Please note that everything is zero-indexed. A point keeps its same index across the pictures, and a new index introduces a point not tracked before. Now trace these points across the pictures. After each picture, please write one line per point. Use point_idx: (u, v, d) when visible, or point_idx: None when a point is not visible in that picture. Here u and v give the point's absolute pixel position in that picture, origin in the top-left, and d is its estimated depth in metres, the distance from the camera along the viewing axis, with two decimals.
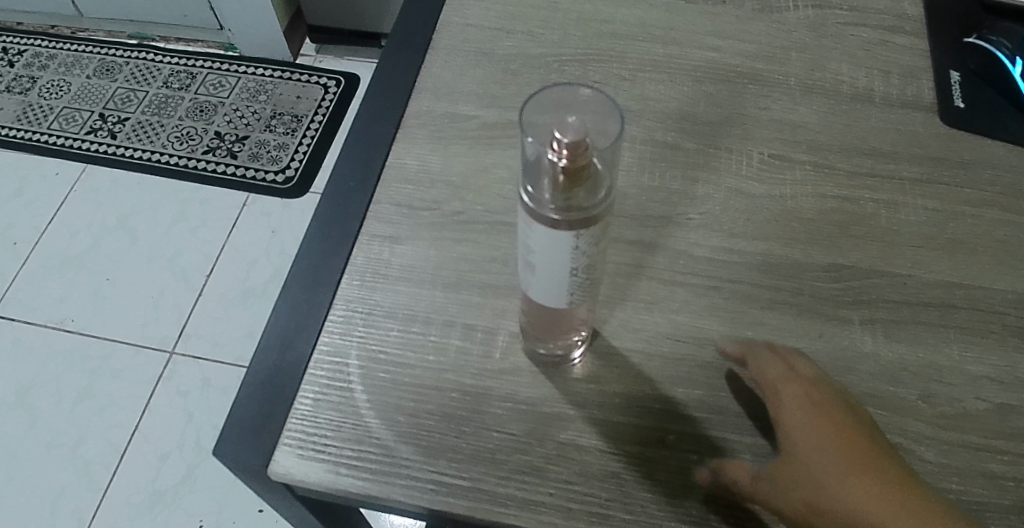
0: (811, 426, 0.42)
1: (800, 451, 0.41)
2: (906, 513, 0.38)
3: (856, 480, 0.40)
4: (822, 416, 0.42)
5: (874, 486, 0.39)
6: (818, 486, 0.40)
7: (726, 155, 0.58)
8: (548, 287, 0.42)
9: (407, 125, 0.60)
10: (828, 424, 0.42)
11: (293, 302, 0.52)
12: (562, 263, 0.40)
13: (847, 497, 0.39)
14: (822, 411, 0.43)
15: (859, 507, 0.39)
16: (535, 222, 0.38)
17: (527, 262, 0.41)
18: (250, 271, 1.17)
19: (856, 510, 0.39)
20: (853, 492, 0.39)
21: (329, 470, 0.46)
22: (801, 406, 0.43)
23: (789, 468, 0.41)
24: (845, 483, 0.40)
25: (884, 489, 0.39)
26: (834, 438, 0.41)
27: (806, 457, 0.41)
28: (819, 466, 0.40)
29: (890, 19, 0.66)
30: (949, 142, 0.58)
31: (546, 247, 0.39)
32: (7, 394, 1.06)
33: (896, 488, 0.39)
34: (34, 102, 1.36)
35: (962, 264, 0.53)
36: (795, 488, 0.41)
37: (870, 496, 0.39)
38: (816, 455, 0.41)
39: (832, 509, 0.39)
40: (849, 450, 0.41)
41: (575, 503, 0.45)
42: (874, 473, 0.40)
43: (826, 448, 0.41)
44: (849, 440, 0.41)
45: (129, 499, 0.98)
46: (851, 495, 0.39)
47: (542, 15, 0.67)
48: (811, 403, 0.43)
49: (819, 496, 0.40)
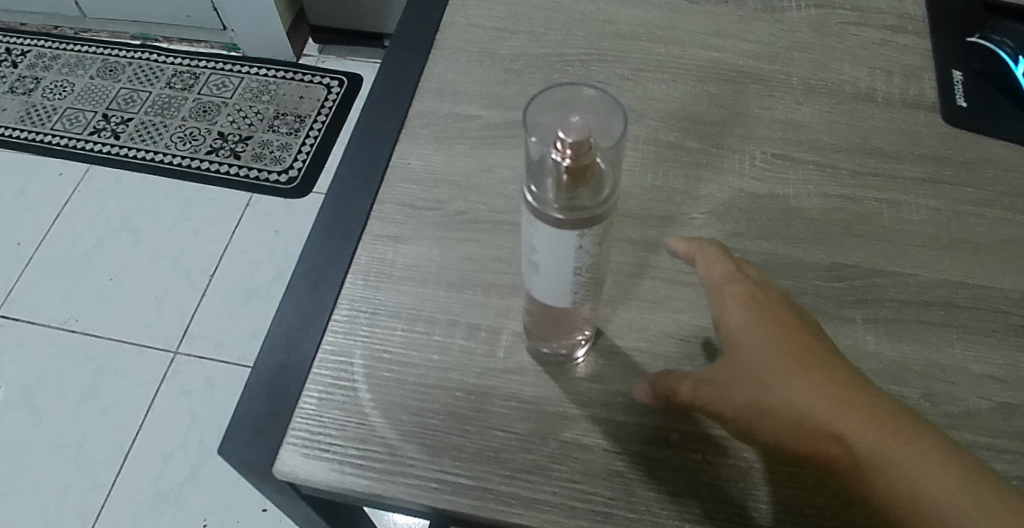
0: (752, 326, 0.40)
1: (740, 351, 0.39)
2: (846, 404, 0.36)
3: (799, 377, 0.37)
4: (763, 314, 0.40)
5: (815, 380, 0.37)
6: (756, 385, 0.38)
7: (729, 154, 0.58)
8: (551, 286, 0.42)
9: (410, 125, 0.60)
10: (770, 321, 0.39)
11: (297, 301, 0.52)
12: (566, 263, 0.40)
13: (785, 392, 0.37)
14: (764, 309, 0.40)
15: (799, 401, 0.37)
16: (539, 222, 0.38)
17: (531, 260, 0.42)
18: (253, 270, 1.17)
19: (794, 405, 0.37)
20: (791, 387, 0.37)
21: (334, 469, 0.46)
22: (742, 306, 0.41)
23: (729, 369, 0.40)
24: (785, 378, 0.37)
25: (827, 385, 0.37)
26: (773, 333, 0.39)
27: (746, 355, 0.39)
28: (757, 365, 0.38)
29: (892, 19, 0.66)
30: (952, 141, 0.59)
31: (550, 247, 0.39)
32: (11, 394, 1.06)
33: (838, 379, 0.37)
34: (38, 103, 1.36)
35: (964, 262, 0.53)
36: (735, 388, 0.39)
37: (810, 389, 0.37)
38: (755, 353, 0.39)
39: (770, 407, 0.37)
40: (789, 345, 0.38)
41: (579, 501, 0.45)
42: (815, 366, 0.37)
43: (766, 345, 0.39)
44: (790, 336, 0.39)
45: (133, 499, 0.98)
46: (790, 390, 0.37)
47: (545, 15, 0.67)
48: (755, 301, 0.41)
49: (758, 395, 0.38)
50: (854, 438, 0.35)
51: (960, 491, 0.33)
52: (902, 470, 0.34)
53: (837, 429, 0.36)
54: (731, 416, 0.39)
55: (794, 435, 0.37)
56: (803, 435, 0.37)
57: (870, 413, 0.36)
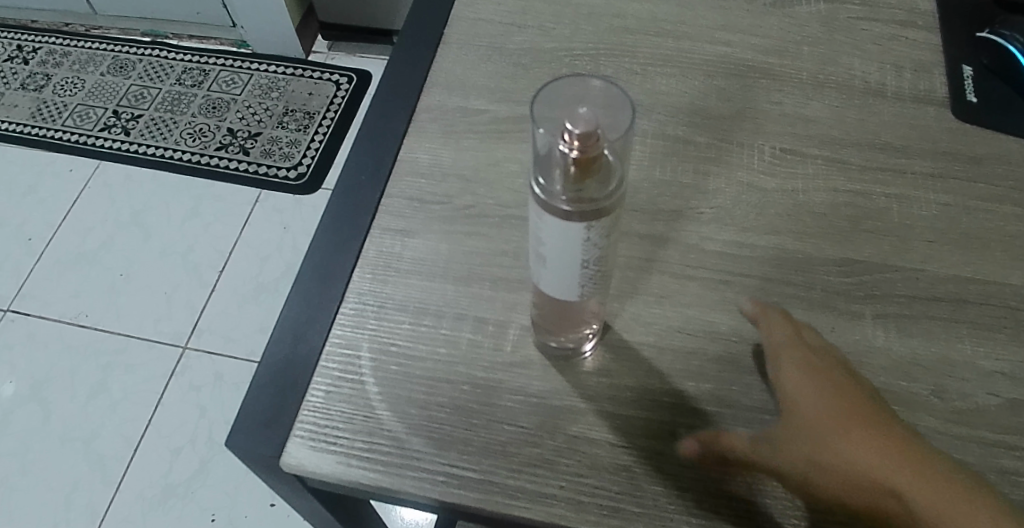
0: (815, 386, 0.42)
1: (809, 413, 0.41)
2: (913, 471, 0.38)
3: (860, 434, 0.40)
4: (832, 383, 0.42)
5: (892, 450, 0.39)
6: (829, 450, 0.39)
7: (737, 149, 0.58)
8: (558, 279, 0.42)
9: (419, 120, 0.61)
10: (839, 391, 0.41)
11: (304, 295, 0.53)
12: (573, 255, 0.40)
13: (863, 460, 0.39)
14: (829, 374, 0.43)
15: (876, 471, 0.39)
16: (547, 214, 0.39)
17: (538, 254, 0.42)
18: (262, 267, 1.18)
19: (866, 474, 0.39)
20: (866, 451, 0.39)
21: (341, 462, 0.46)
22: (804, 367, 0.43)
23: (788, 423, 0.41)
24: (849, 436, 0.40)
25: (886, 445, 0.39)
26: (829, 389, 0.42)
27: (817, 418, 0.41)
28: (831, 429, 0.40)
29: (902, 14, 0.66)
30: (962, 136, 0.58)
31: (557, 238, 0.39)
32: (22, 388, 1.07)
33: (915, 456, 0.39)
34: (49, 99, 1.37)
35: (975, 258, 0.53)
36: (806, 447, 0.40)
37: (887, 460, 0.39)
38: (821, 411, 0.41)
39: (843, 474, 0.39)
40: (856, 410, 0.41)
41: (586, 496, 0.45)
42: (888, 438, 0.39)
43: (833, 406, 0.41)
44: (855, 402, 0.41)
45: (142, 493, 0.99)
46: (854, 447, 0.39)
47: (553, 9, 0.67)
48: (821, 369, 0.43)
49: (820, 449, 0.40)
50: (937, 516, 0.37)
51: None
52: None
53: (919, 507, 0.37)
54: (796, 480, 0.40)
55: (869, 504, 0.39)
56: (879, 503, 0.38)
57: (951, 490, 0.37)
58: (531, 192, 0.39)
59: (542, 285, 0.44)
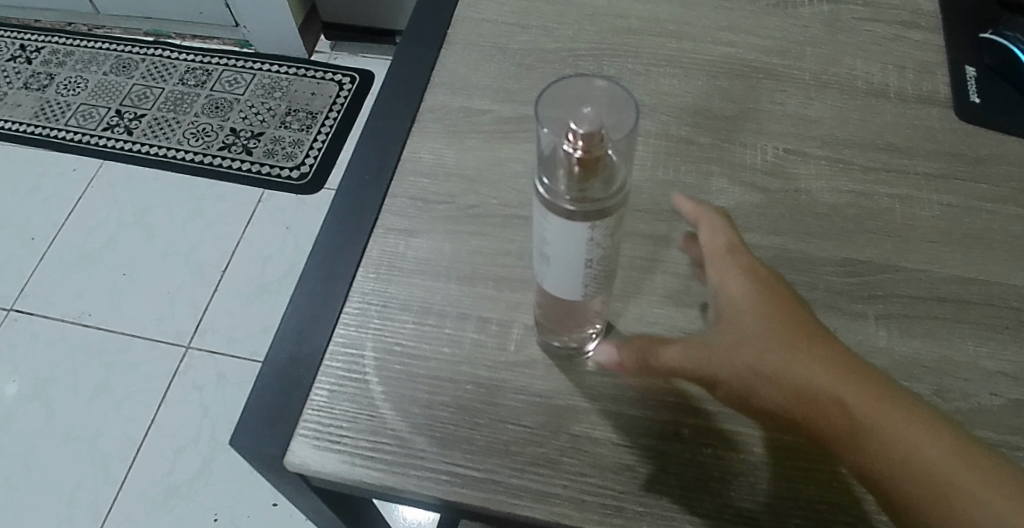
0: (750, 297, 0.40)
1: (741, 325, 0.39)
2: (852, 384, 0.36)
3: (795, 348, 0.38)
4: (768, 293, 0.40)
5: (830, 364, 0.37)
6: (761, 364, 0.38)
7: (741, 149, 0.58)
8: (561, 279, 0.42)
9: (423, 119, 0.61)
10: (774, 303, 0.39)
11: (308, 294, 0.53)
12: (577, 256, 0.40)
13: (797, 373, 0.37)
14: (765, 283, 0.40)
15: (809, 385, 0.37)
16: (550, 214, 0.39)
17: (541, 254, 0.42)
18: (265, 266, 1.18)
19: (803, 389, 0.37)
20: (802, 365, 0.37)
21: (345, 461, 0.46)
22: (740, 275, 0.41)
23: (722, 335, 0.39)
24: (784, 350, 0.38)
25: (825, 358, 0.37)
26: (765, 299, 0.39)
27: (750, 332, 0.39)
28: (763, 343, 0.38)
29: (905, 14, 0.66)
30: (965, 137, 0.58)
31: (560, 238, 0.39)
32: (25, 387, 1.07)
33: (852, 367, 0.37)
34: (52, 99, 1.37)
35: (978, 259, 0.53)
36: (738, 360, 0.39)
37: (822, 372, 0.37)
38: (756, 324, 0.39)
39: (775, 387, 0.38)
40: (792, 323, 0.38)
41: (589, 495, 0.45)
42: (823, 350, 0.38)
43: (768, 318, 0.39)
44: (792, 314, 0.39)
45: (145, 492, 0.99)
46: (790, 363, 0.37)
47: (557, 10, 0.67)
48: (758, 279, 0.40)
49: (754, 363, 0.38)
50: (872, 428, 0.35)
51: (990, 492, 0.33)
52: (924, 466, 0.34)
53: (854, 418, 0.36)
54: (728, 393, 0.39)
55: (801, 417, 0.37)
56: (810, 416, 0.37)
57: (886, 401, 0.36)
58: (535, 191, 0.40)
59: (546, 286, 0.44)
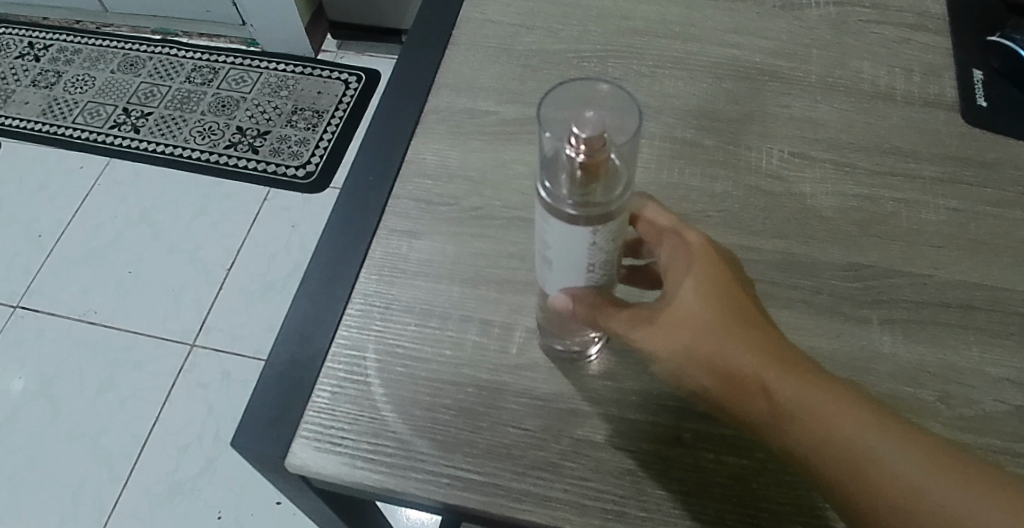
0: (698, 281, 0.40)
1: (683, 304, 0.40)
2: (789, 373, 0.37)
3: (738, 334, 0.38)
4: (710, 274, 0.40)
5: (768, 352, 0.38)
6: (698, 345, 0.39)
7: (746, 152, 0.58)
8: (564, 280, 0.42)
9: (426, 121, 0.61)
10: (719, 288, 0.40)
11: (311, 295, 0.53)
12: (579, 258, 0.40)
13: (734, 359, 0.38)
14: (716, 270, 0.41)
15: (744, 367, 0.38)
16: (552, 217, 0.38)
17: (544, 256, 0.42)
18: (270, 264, 1.18)
19: (742, 373, 0.38)
20: (742, 351, 0.38)
21: (345, 463, 0.46)
22: (692, 262, 0.41)
23: (667, 315, 0.40)
24: (727, 335, 0.38)
25: (766, 346, 0.38)
26: (713, 285, 0.40)
27: (692, 314, 0.39)
28: (704, 327, 0.39)
29: (913, 17, 0.65)
30: (973, 141, 0.58)
31: (563, 242, 0.39)
32: (31, 384, 1.08)
33: (785, 352, 0.38)
34: (60, 96, 1.38)
35: (984, 265, 0.53)
36: (679, 340, 0.39)
37: (759, 358, 0.38)
38: (701, 307, 0.39)
39: (714, 371, 0.39)
40: (738, 309, 0.39)
41: (590, 499, 0.45)
42: (764, 338, 0.39)
43: (714, 303, 0.39)
44: (739, 302, 0.40)
45: (149, 489, 0.99)
46: (731, 347, 0.38)
47: (561, 11, 0.67)
48: (699, 258, 0.41)
49: (696, 344, 0.39)
50: (805, 414, 0.37)
51: (917, 474, 0.35)
52: (853, 449, 0.36)
53: (788, 404, 0.37)
54: (670, 372, 0.41)
55: (739, 401, 0.38)
56: (746, 398, 0.38)
57: (817, 386, 0.37)
58: (537, 195, 0.39)
59: (547, 290, 0.44)
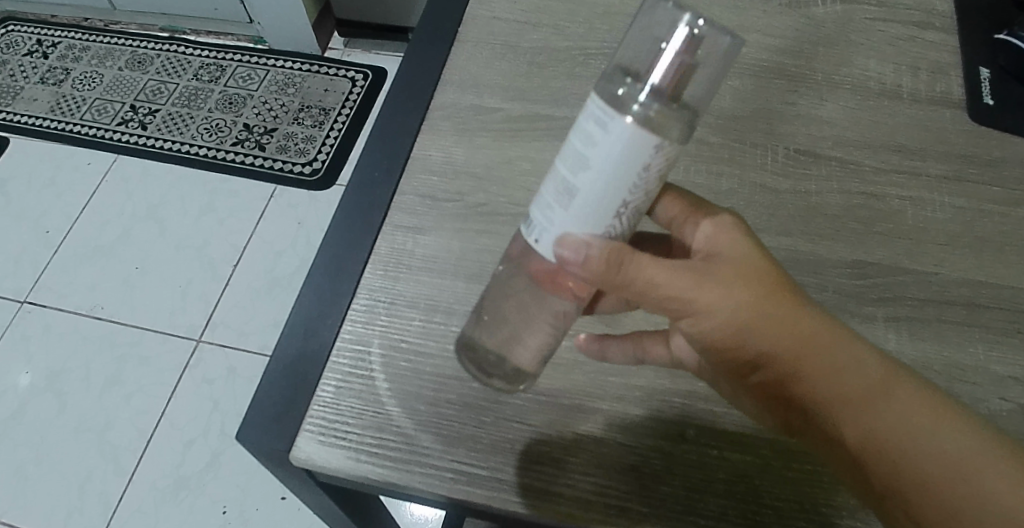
0: (753, 247, 0.38)
1: (741, 264, 0.37)
2: (847, 348, 0.37)
3: (796, 302, 0.37)
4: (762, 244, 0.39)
5: (824, 324, 0.37)
6: (757, 307, 0.37)
7: (752, 149, 0.58)
8: (584, 222, 0.35)
9: (432, 118, 0.61)
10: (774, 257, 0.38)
11: (317, 290, 0.53)
12: (623, 186, 0.33)
13: (795, 326, 0.37)
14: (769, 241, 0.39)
15: (804, 336, 0.37)
16: (621, 115, 0.33)
17: (569, 185, 0.34)
18: (276, 261, 1.18)
19: (800, 340, 0.37)
20: (800, 321, 0.37)
21: (350, 457, 0.47)
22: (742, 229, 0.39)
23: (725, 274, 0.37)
24: (787, 302, 0.37)
25: (824, 319, 0.37)
26: (767, 253, 0.38)
27: (749, 276, 0.37)
28: (762, 290, 0.37)
29: (920, 14, 0.65)
30: (979, 140, 0.58)
31: (615, 155, 0.33)
32: (38, 379, 1.09)
33: (841, 329, 0.37)
34: (68, 93, 1.39)
35: (990, 263, 0.53)
36: (740, 296, 0.37)
37: (821, 328, 0.37)
38: (761, 272, 0.37)
39: (788, 335, 0.37)
40: (794, 280, 0.38)
41: (593, 495, 0.45)
42: (820, 312, 0.38)
43: (772, 269, 0.38)
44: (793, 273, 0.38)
45: (154, 484, 1.00)
46: (791, 314, 0.37)
47: (567, 8, 0.67)
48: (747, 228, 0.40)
49: (756, 305, 0.37)
50: (879, 387, 0.36)
51: (973, 459, 0.34)
52: (911, 428, 0.35)
53: (859, 375, 0.36)
54: (727, 338, 0.37)
55: (807, 371, 0.37)
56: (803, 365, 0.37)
57: (874, 364, 0.37)
58: (598, 97, 0.34)
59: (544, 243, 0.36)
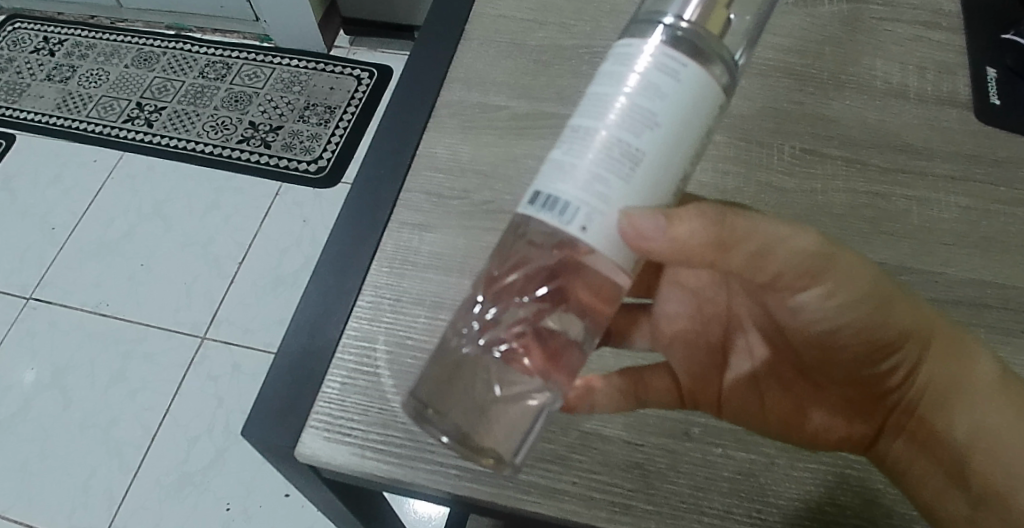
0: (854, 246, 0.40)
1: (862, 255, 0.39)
2: (947, 350, 0.40)
3: (912, 300, 0.39)
4: None
5: (933, 324, 0.40)
6: (884, 297, 0.38)
7: (758, 148, 0.58)
8: (648, 190, 0.31)
9: (438, 115, 0.61)
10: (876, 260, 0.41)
11: (322, 287, 0.53)
12: (687, 144, 0.31)
13: (911, 323, 0.39)
14: None
15: (914, 332, 0.39)
16: (685, 59, 0.31)
17: (628, 147, 0.31)
18: (281, 258, 1.18)
19: (911, 333, 0.39)
20: (914, 319, 0.39)
21: (355, 453, 0.47)
22: None
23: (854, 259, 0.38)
24: (905, 299, 0.39)
25: (933, 321, 0.40)
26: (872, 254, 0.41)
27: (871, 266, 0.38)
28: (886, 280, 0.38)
29: (927, 14, 0.64)
30: (985, 140, 0.58)
31: (682, 109, 0.31)
32: (44, 375, 1.09)
33: (945, 333, 0.40)
34: (74, 90, 1.39)
35: (996, 263, 0.53)
36: (872, 284, 0.37)
37: (929, 328, 0.40)
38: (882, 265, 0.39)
39: (914, 328, 0.39)
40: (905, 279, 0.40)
41: (598, 492, 0.45)
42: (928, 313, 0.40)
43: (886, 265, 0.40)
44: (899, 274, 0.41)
45: (159, 480, 1.00)
46: (909, 312, 0.39)
47: (574, 6, 0.67)
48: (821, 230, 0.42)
49: (885, 295, 0.38)
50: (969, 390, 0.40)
51: None
52: (997, 430, 0.39)
53: (953, 379, 0.40)
54: (850, 323, 0.38)
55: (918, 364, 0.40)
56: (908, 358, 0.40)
57: (966, 368, 0.40)
58: (644, 50, 0.32)
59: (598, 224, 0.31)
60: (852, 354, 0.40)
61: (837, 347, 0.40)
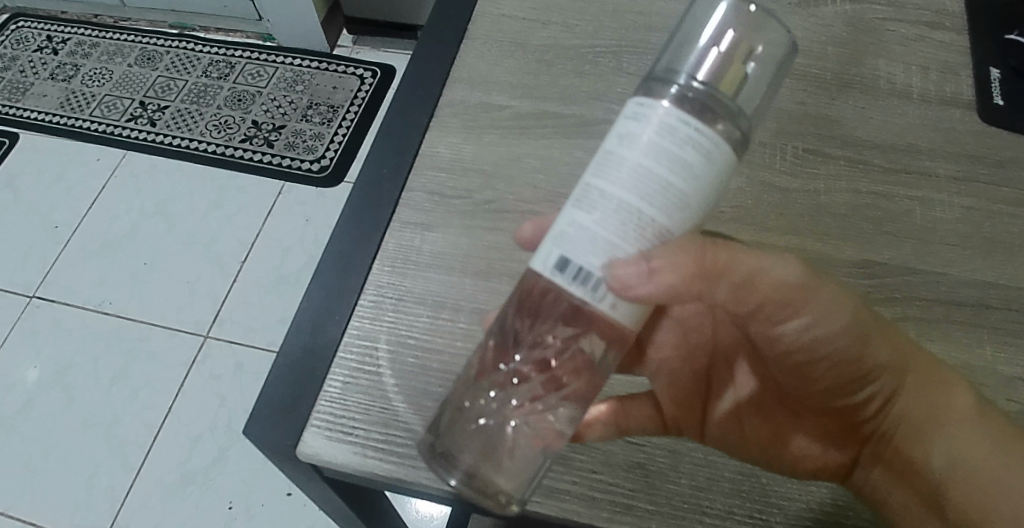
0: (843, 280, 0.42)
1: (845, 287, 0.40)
2: (928, 381, 0.41)
3: (892, 330, 0.40)
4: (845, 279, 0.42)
5: (914, 355, 0.41)
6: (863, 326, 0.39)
7: (761, 148, 0.58)
8: (655, 250, 0.32)
9: (440, 114, 0.61)
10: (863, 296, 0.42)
11: (324, 286, 0.53)
12: (698, 207, 0.32)
13: (889, 353, 0.40)
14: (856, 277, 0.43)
15: (893, 362, 0.40)
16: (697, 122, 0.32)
17: (646, 217, 0.31)
18: (284, 258, 1.19)
19: (889, 362, 0.40)
20: (893, 349, 0.40)
21: (357, 451, 0.47)
22: None
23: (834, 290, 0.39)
24: (885, 330, 0.40)
25: (914, 354, 0.41)
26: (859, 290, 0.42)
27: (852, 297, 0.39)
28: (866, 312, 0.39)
29: (930, 14, 0.64)
30: (989, 140, 0.58)
31: (700, 178, 0.31)
32: (47, 373, 1.10)
33: (928, 365, 0.41)
34: (77, 89, 1.39)
35: (998, 263, 0.52)
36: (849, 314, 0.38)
37: (910, 359, 0.40)
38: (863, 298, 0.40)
39: (891, 357, 0.40)
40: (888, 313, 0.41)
41: (599, 492, 0.45)
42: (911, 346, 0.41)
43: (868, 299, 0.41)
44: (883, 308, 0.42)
45: (161, 479, 1.01)
46: (888, 342, 0.40)
47: (577, 6, 0.66)
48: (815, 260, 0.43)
49: (863, 324, 0.39)
50: (950, 421, 0.40)
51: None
52: (978, 459, 0.38)
53: (936, 408, 0.40)
54: (826, 349, 0.39)
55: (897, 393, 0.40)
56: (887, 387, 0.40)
57: (948, 400, 0.40)
58: (658, 109, 0.32)
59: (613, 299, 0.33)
60: (830, 382, 0.41)
61: (813, 373, 0.41)
